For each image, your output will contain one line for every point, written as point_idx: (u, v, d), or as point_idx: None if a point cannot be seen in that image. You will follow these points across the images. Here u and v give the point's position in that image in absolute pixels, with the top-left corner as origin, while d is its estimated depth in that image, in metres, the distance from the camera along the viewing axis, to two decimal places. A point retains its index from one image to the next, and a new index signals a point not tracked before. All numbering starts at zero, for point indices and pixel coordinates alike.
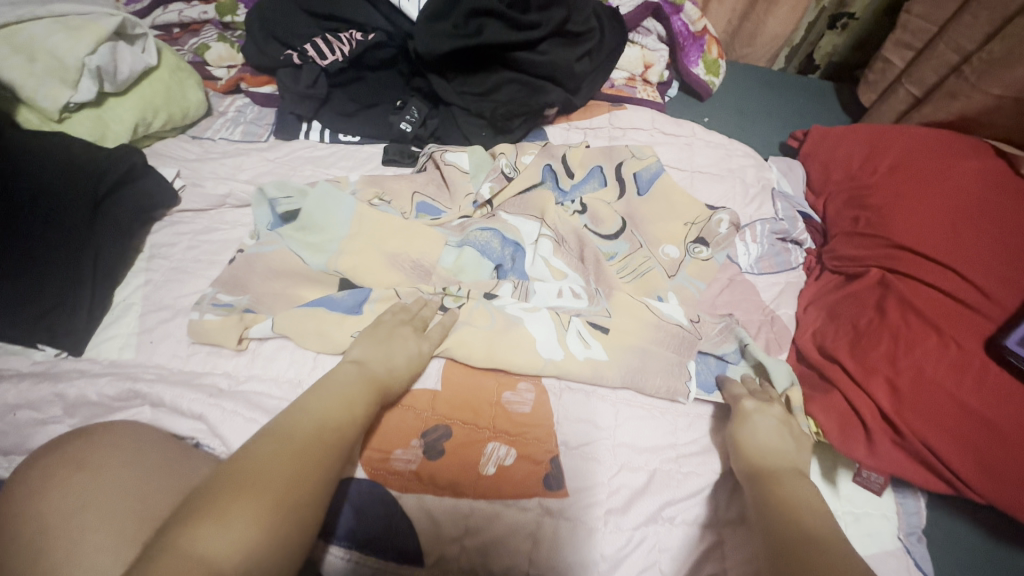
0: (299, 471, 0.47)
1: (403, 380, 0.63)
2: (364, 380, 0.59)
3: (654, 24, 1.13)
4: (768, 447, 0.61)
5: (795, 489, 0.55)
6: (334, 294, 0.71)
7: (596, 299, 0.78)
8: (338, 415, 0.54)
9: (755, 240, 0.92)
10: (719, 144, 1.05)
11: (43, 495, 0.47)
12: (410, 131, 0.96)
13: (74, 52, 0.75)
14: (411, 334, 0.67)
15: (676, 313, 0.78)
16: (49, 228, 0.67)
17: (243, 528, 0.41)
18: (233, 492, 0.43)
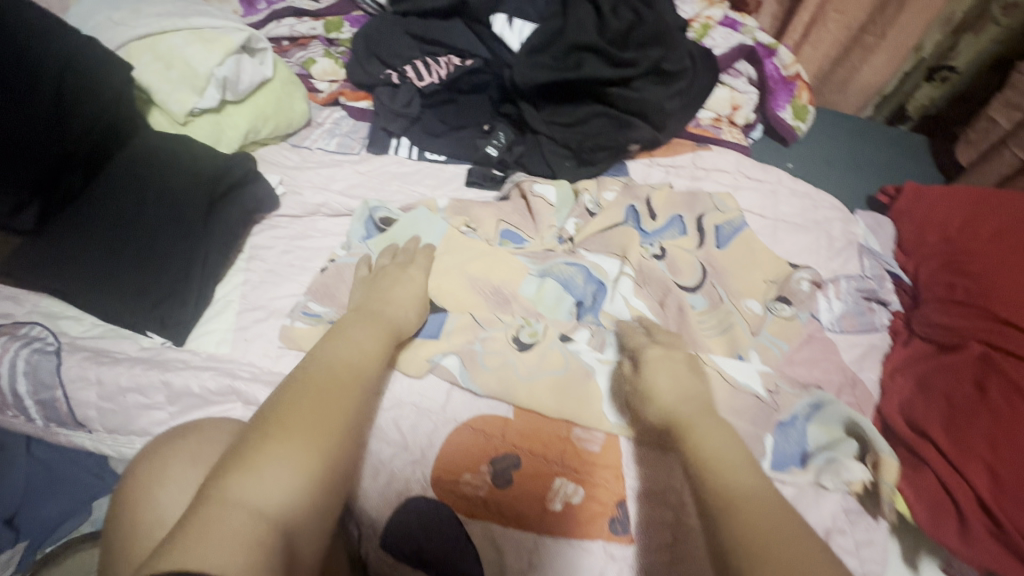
0: (326, 412, 0.49)
1: (410, 321, 0.69)
2: (373, 326, 0.63)
3: (746, 67, 1.11)
4: (675, 389, 0.61)
5: (704, 432, 0.55)
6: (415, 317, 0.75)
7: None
8: (355, 357, 0.57)
9: (839, 297, 0.89)
10: (805, 193, 1.02)
11: (157, 477, 0.52)
12: (495, 155, 0.97)
13: (205, 62, 0.81)
14: (412, 287, 0.72)
15: (753, 369, 0.76)
16: (169, 224, 0.72)
17: (289, 473, 0.44)
18: (275, 438, 0.45)
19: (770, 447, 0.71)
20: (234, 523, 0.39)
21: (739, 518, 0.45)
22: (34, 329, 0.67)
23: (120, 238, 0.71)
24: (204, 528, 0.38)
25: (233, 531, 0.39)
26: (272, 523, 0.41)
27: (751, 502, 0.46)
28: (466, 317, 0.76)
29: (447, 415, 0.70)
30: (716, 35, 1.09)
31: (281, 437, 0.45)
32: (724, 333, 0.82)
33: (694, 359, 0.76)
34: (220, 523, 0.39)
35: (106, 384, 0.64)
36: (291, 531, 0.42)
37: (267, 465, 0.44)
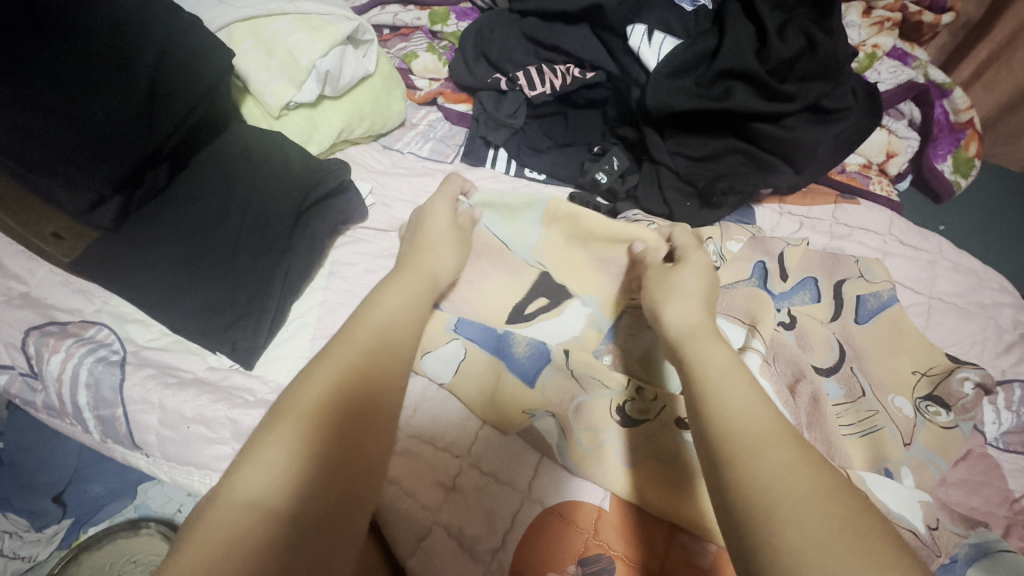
0: (342, 386, 0.44)
1: (450, 270, 0.65)
2: (412, 288, 0.58)
3: (912, 108, 0.95)
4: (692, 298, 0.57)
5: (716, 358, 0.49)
6: (515, 350, 0.67)
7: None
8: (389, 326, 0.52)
9: (1010, 408, 0.74)
10: (969, 269, 0.85)
11: None
12: (606, 182, 0.85)
13: (308, 53, 0.73)
14: (454, 235, 0.67)
15: (910, 497, 0.61)
16: (255, 233, 0.66)
17: (293, 460, 0.39)
18: (282, 417, 0.42)
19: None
20: (230, 517, 0.36)
21: (766, 469, 0.38)
22: (101, 332, 0.62)
23: (199, 246, 0.64)
24: (206, 524, 0.36)
25: (227, 531, 0.35)
26: (276, 511, 0.37)
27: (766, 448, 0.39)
28: (565, 370, 0.65)
29: (531, 495, 0.59)
30: (881, 68, 0.94)
31: (288, 420, 0.41)
32: (865, 436, 0.67)
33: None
34: (223, 517, 0.36)
35: (169, 411, 0.58)
36: (297, 515, 0.37)
37: (274, 444, 0.40)
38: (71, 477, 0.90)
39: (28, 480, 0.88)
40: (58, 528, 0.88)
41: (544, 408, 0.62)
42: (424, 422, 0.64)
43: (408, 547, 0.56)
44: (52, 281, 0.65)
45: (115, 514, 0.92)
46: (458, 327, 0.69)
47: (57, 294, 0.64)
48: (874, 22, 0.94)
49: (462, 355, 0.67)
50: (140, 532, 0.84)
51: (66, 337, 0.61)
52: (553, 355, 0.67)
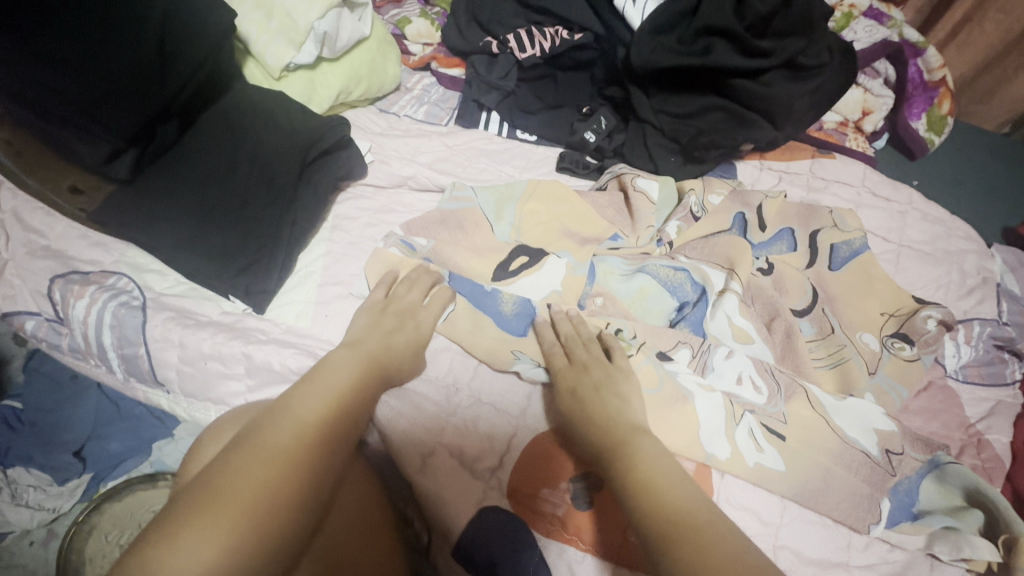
0: (276, 476, 0.42)
1: (411, 353, 0.63)
2: (347, 371, 0.54)
3: (886, 67, 0.99)
4: (610, 407, 0.57)
5: (648, 451, 0.51)
6: (505, 311, 0.70)
7: (776, 398, 0.67)
8: (327, 403, 0.49)
9: (969, 342, 0.79)
10: (938, 219, 0.90)
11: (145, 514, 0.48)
12: (593, 142, 0.90)
13: (306, 15, 0.76)
14: (415, 331, 0.64)
15: (867, 423, 0.67)
16: (263, 187, 0.70)
17: (211, 544, 0.37)
18: (207, 505, 0.39)
19: (887, 513, 0.62)
20: None
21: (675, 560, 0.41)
22: (121, 280, 0.66)
23: (211, 197, 0.68)
24: None
25: None
26: None
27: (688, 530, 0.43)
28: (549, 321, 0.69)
29: (526, 422, 0.64)
30: (858, 27, 0.98)
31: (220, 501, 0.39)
32: (836, 368, 0.73)
33: (800, 395, 0.68)
34: None
35: (189, 348, 0.63)
36: None
37: (187, 535, 0.37)
38: (90, 434, 0.94)
39: (48, 438, 0.92)
40: (80, 483, 0.90)
41: (531, 355, 0.67)
42: (423, 360, 0.69)
43: (415, 463, 0.61)
44: (70, 236, 0.68)
45: (131, 470, 0.92)
46: (452, 280, 0.71)
47: (76, 246, 0.68)
48: None
49: (452, 306, 0.69)
50: (158, 484, 0.87)
51: (90, 284, 0.65)
52: (538, 309, 0.70)
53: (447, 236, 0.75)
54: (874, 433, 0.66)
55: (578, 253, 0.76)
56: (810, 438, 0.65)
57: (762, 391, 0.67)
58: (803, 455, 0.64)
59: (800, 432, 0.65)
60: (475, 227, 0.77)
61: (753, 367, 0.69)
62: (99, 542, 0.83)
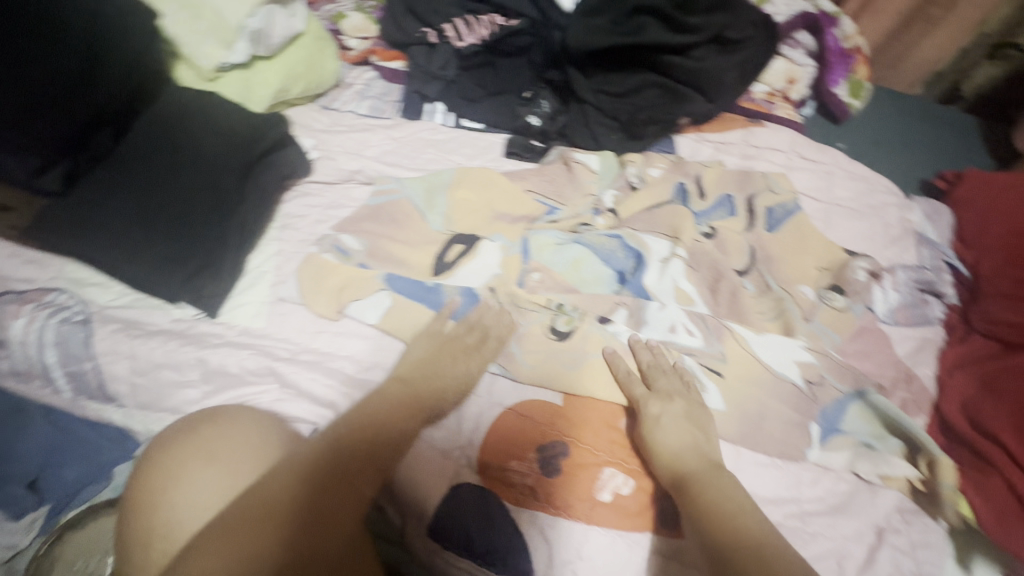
0: (297, 495, 0.49)
1: (462, 377, 0.66)
2: (390, 401, 0.61)
3: (806, 37, 1.05)
4: (680, 444, 0.62)
5: (726, 488, 0.58)
6: (449, 299, 0.71)
7: (710, 339, 0.72)
8: (338, 440, 0.55)
9: (895, 288, 0.85)
10: (861, 176, 0.97)
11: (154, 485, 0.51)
12: (537, 125, 0.93)
13: (236, 12, 0.74)
14: (446, 344, 0.68)
15: (787, 355, 0.72)
16: (204, 191, 0.69)
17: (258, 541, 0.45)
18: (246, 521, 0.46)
19: (817, 435, 0.68)
20: None
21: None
22: (61, 296, 0.65)
23: (152, 204, 0.67)
24: None
25: None
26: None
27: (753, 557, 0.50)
28: (496, 306, 0.72)
29: (492, 399, 0.66)
30: (778, 2, 1.06)
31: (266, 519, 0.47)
32: (779, 318, 0.78)
33: (727, 333, 0.73)
34: None
35: (139, 358, 0.62)
36: None
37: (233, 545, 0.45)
38: None
39: None
40: (36, 516, 0.68)
41: (480, 347, 0.69)
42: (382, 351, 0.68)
43: None
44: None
45: None
46: (388, 279, 0.71)
47: (7, 266, 0.65)
48: None
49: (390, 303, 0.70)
50: None
51: (26, 303, 0.63)
52: (481, 292, 0.73)
53: (393, 230, 0.76)
54: (796, 364, 0.72)
55: (509, 233, 0.79)
56: (760, 386, 0.69)
57: (694, 334, 0.72)
58: (752, 403, 0.68)
59: (739, 369, 0.70)
60: (408, 221, 0.78)
61: (685, 315, 0.74)
62: None
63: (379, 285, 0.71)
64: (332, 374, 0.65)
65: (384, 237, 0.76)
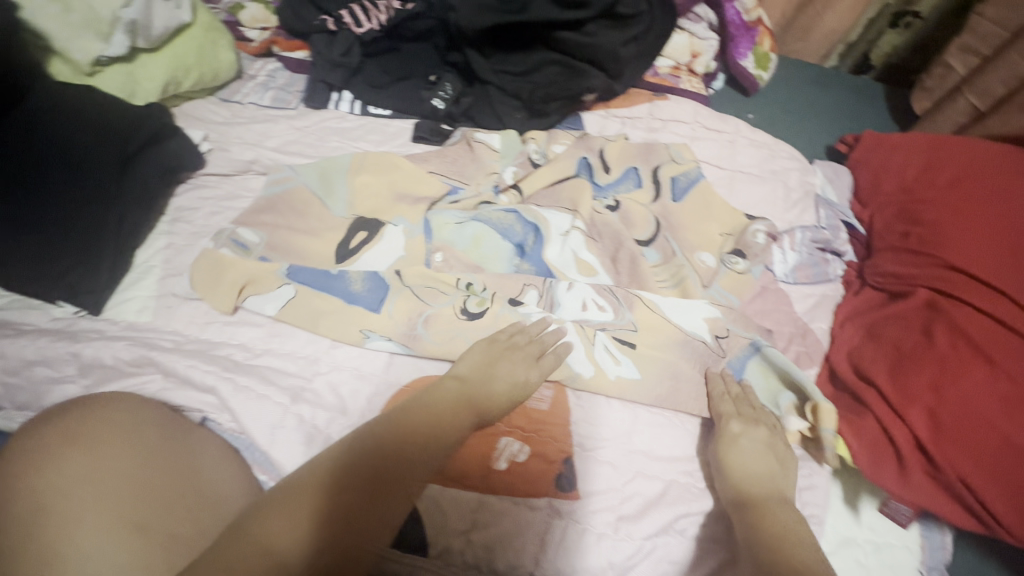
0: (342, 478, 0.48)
1: (505, 401, 0.61)
2: (447, 406, 0.57)
3: (706, 11, 1.07)
4: (755, 470, 0.62)
5: (785, 518, 0.57)
6: (352, 287, 0.69)
7: (620, 310, 0.72)
8: (364, 448, 0.51)
9: (793, 248, 0.87)
10: (763, 143, 0.99)
11: (44, 470, 0.46)
12: (442, 108, 0.93)
13: (108, 4, 0.73)
14: (485, 351, 0.65)
15: (696, 315, 0.73)
16: (78, 184, 0.67)
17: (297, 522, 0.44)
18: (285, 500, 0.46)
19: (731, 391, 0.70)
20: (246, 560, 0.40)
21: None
22: None
23: (17, 202, 0.64)
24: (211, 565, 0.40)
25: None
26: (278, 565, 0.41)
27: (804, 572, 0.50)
28: (405, 291, 0.70)
29: (387, 378, 0.66)
30: None
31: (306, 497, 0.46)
32: (678, 286, 0.79)
33: (638, 304, 0.73)
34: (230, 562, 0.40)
35: (11, 358, 0.60)
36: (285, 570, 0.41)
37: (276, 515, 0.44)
38: None
39: None
40: None
41: (381, 333, 0.67)
42: (274, 338, 0.68)
43: (262, 436, 0.60)
44: None
45: None
46: (289, 273, 0.70)
47: None
48: None
49: (292, 295, 0.68)
50: None
51: None
52: (385, 277, 0.71)
53: (289, 217, 0.76)
54: (704, 321, 0.73)
55: (414, 215, 0.77)
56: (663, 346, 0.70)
57: (606, 310, 0.72)
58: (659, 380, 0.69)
59: (649, 335, 0.71)
60: (305, 206, 0.77)
61: (594, 291, 0.73)
62: None
63: (280, 279, 0.69)
64: (216, 362, 0.64)
65: (279, 228, 0.75)
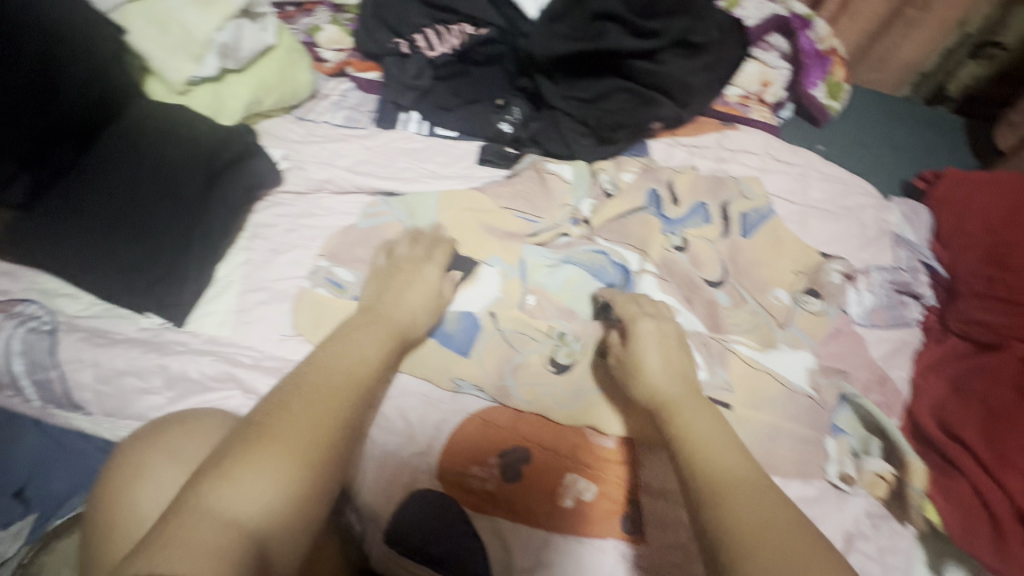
0: (299, 423, 0.48)
1: (417, 318, 0.66)
2: (376, 336, 0.61)
3: (778, 40, 1.05)
4: (665, 372, 0.61)
5: (698, 423, 0.55)
6: (449, 328, 0.72)
7: (714, 368, 0.72)
8: (321, 399, 0.51)
9: (870, 289, 0.84)
10: (837, 178, 0.96)
11: (130, 472, 0.50)
12: (510, 132, 0.93)
13: (203, 27, 0.76)
14: (432, 288, 0.69)
15: (800, 366, 0.73)
16: (168, 200, 0.70)
17: (269, 485, 0.44)
18: (250, 454, 0.46)
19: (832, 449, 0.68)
20: (209, 531, 0.41)
21: (746, 515, 0.45)
22: (29, 306, 0.65)
23: (112, 216, 0.68)
24: (179, 535, 0.40)
25: (203, 540, 0.40)
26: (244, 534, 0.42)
27: (731, 489, 0.47)
28: (495, 334, 0.71)
29: (454, 405, 0.67)
30: (749, 4, 1.05)
31: (268, 445, 0.46)
32: (757, 330, 0.77)
33: (732, 359, 0.73)
34: (194, 533, 0.40)
35: (103, 366, 0.63)
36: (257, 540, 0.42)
37: (246, 477, 0.44)
38: None
39: None
40: (24, 525, 0.64)
41: (474, 379, 0.69)
42: None
43: None
44: None
45: None
46: None
47: None
48: None
49: None
50: None
51: None
52: (481, 318, 0.72)
53: (363, 239, 0.77)
54: (805, 372, 0.74)
55: (507, 255, 0.78)
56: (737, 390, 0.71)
57: (699, 365, 0.72)
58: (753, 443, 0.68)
59: (744, 394, 0.71)
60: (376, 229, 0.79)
61: (690, 346, 0.74)
62: None
63: None
64: None
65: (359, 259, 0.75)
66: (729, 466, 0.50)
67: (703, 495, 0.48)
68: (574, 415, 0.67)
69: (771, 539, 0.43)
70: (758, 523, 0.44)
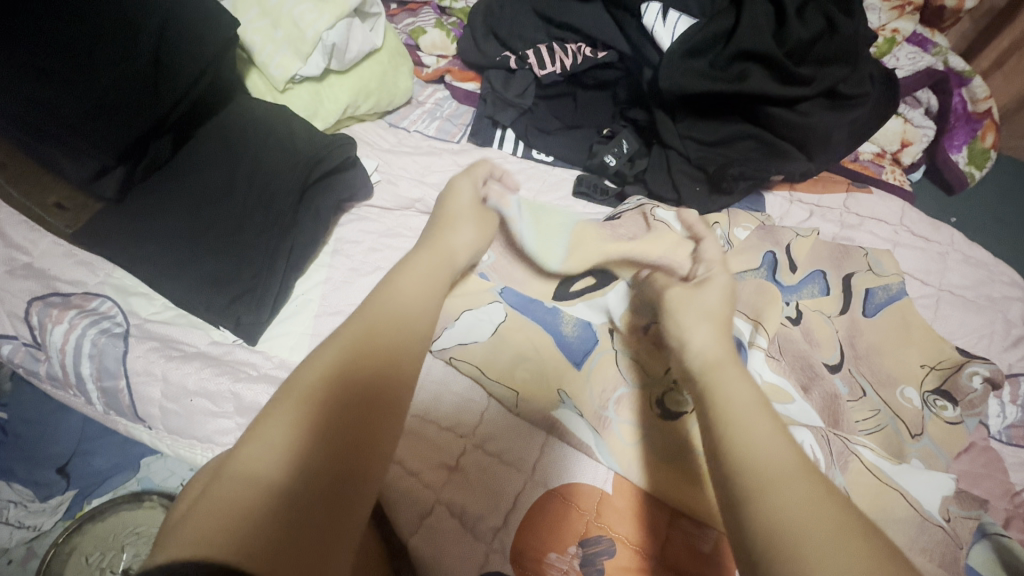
0: (330, 371, 0.41)
1: (468, 250, 0.62)
2: (428, 266, 0.55)
3: (928, 96, 0.95)
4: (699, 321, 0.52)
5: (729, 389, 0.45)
6: (565, 330, 0.65)
7: (833, 470, 0.58)
8: (346, 354, 0.43)
9: (1014, 401, 0.73)
10: (979, 262, 0.85)
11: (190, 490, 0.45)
12: (614, 165, 0.84)
13: (315, 26, 0.72)
14: (478, 214, 0.65)
15: (939, 491, 0.58)
16: (259, 209, 0.66)
17: (292, 434, 0.36)
18: (272, 411, 0.38)
19: None
20: (233, 495, 0.33)
21: (787, 512, 0.35)
22: (104, 304, 0.62)
23: (203, 219, 0.64)
24: (201, 507, 0.32)
25: (221, 506, 0.32)
26: (270, 493, 0.33)
27: (777, 479, 0.37)
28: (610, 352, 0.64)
29: (534, 478, 0.57)
30: (901, 54, 0.93)
31: (293, 396, 0.39)
32: (881, 434, 0.67)
33: (856, 464, 0.59)
34: (211, 502, 0.32)
35: (172, 383, 0.59)
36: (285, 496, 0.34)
37: (265, 436, 0.36)
38: (75, 448, 0.83)
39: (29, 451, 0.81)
40: None
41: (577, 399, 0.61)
42: (425, 401, 0.62)
43: (407, 520, 0.55)
44: (54, 253, 0.64)
45: (118, 487, 0.83)
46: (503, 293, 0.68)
47: (58, 265, 0.64)
48: (895, 7, 0.95)
49: (503, 319, 0.66)
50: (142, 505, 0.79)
51: (69, 309, 0.61)
52: (600, 332, 0.66)
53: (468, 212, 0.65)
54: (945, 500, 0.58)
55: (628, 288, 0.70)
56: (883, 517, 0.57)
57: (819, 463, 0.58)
58: None
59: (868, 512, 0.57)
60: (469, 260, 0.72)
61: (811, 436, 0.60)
62: (78, 563, 0.74)
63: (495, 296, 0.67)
64: None
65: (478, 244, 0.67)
66: (771, 449, 0.39)
67: (741, 488, 0.37)
68: (660, 487, 0.55)
69: (817, 539, 0.33)
70: (798, 518, 0.34)
